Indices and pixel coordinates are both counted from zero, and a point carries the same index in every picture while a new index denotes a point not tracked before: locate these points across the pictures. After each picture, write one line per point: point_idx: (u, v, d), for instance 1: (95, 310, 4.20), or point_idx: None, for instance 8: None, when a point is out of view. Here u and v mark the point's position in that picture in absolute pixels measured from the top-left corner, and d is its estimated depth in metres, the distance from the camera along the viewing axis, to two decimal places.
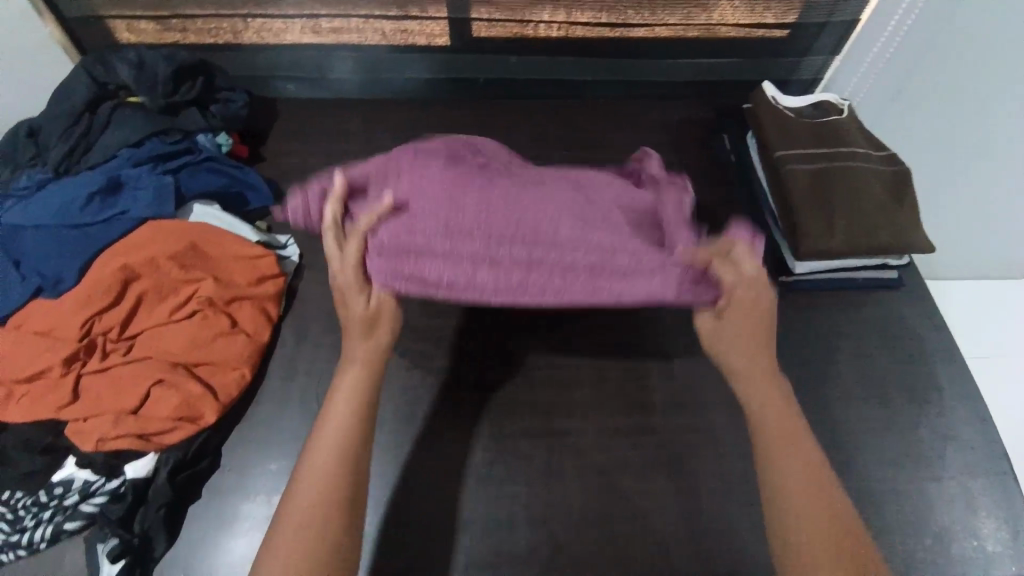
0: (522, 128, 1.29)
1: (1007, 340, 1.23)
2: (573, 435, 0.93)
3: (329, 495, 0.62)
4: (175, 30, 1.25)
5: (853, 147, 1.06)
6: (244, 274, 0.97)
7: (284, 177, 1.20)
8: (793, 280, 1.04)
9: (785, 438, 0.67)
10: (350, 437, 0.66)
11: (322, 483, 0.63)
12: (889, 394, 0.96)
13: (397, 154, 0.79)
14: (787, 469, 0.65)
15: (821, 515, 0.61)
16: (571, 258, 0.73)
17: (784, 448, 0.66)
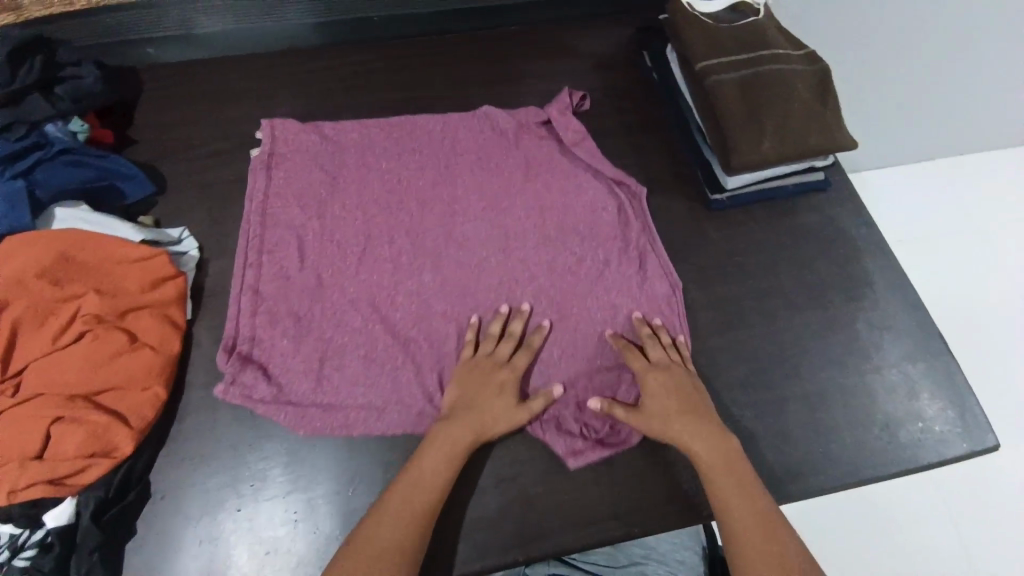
0: (434, 69, 1.16)
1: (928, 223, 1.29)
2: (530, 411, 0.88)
3: (394, 557, 0.69)
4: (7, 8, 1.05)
5: (774, 49, 1.01)
6: (135, 279, 0.84)
7: (163, 156, 1.03)
8: (728, 197, 1.02)
9: (727, 478, 0.76)
10: (427, 512, 0.73)
11: (390, 544, 0.70)
12: (830, 297, 0.98)
13: (297, 269, 0.91)
14: (730, 507, 0.74)
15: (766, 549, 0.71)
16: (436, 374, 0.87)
17: (727, 487, 0.76)
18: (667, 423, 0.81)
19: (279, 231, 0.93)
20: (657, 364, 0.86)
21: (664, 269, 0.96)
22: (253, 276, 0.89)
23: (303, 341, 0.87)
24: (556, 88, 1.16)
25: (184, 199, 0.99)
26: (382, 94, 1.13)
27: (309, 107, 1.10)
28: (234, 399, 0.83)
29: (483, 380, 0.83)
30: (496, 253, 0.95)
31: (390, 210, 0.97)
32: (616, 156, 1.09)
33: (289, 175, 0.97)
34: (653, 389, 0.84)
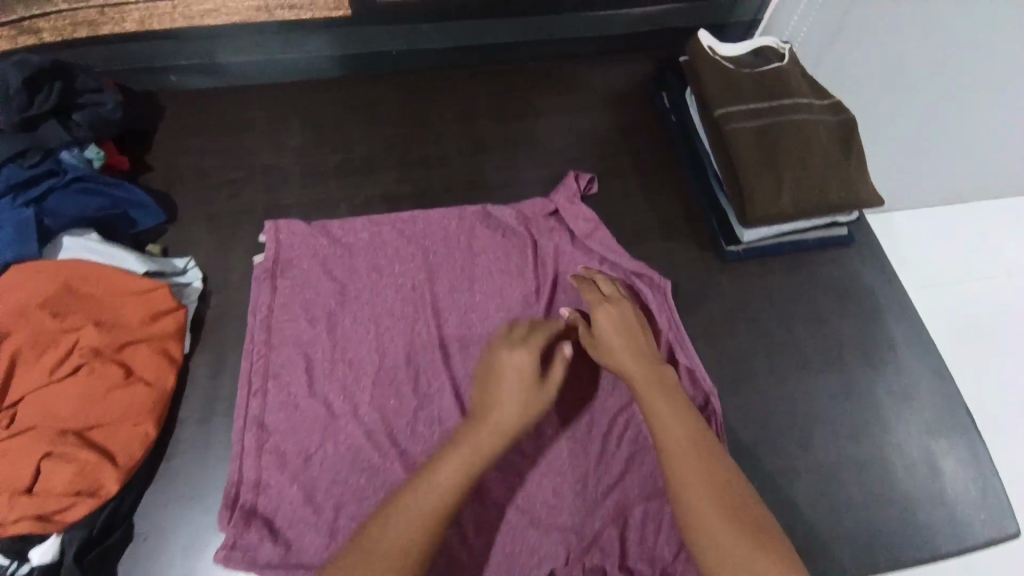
0: (448, 103, 1.15)
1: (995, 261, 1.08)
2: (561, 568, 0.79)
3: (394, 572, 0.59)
4: (32, 32, 1.09)
5: (796, 97, 0.98)
6: (136, 313, 0.84)
7: (175, 183, 1.04)
8: (743, 249, 0.99)
9: (666, 397, 0.75)
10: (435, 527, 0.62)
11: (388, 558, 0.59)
12: (848, 361, 0.93)
13: (302, 394, 0.85)
14: (665, 422, 0.73)
15: (697, 456, 0.68)
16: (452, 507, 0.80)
17: (665, 405, 0.74)
18: (611, 350, 0.82)
19: (285, 352, 0.88)
20: (616, 312, 0.85)
21: (699, 378, 0.87)
22: (257, 407, 0.84)
23: (312, 494, 0.80)
24: (571, 125, 1.14)
25: (193, 229, 1.00)
26: (395, 126, 1.12)
27: (321, 137, 1.10)
28: (237, 568, 0.75)
29: (508, 368, 0.75)
30: (492, 310, 0.94)
31: (389, 269, 0.96)
32: (627, 199, 1.06)
33: (296, 285, 0.93)
34: (600, 320, 0.85)
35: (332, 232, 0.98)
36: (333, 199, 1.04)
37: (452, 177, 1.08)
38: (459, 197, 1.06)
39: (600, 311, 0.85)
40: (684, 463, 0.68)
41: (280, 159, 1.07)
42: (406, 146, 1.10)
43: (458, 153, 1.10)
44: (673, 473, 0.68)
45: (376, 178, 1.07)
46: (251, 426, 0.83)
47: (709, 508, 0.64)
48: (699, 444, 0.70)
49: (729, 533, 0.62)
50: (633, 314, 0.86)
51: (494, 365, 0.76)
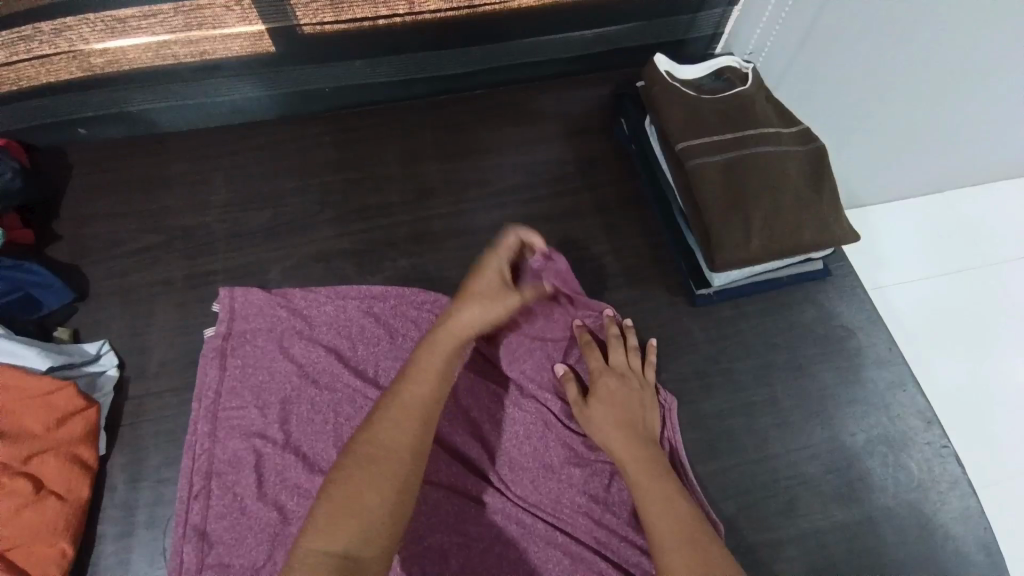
0: (390, 146, 1.06)
1: (969, 251, 1.07)
2: None
3: (383, 479, 0.55)
4: None
5: (762, 127, 0.91)
6: (39, 418, 0.75)
7: (87, 257, 0.94)
8: (714, 292, 0.91)
9: (659, 480, 0.69)
10: (419, 421, 0.60)
11: (379, 457, 0.56)
12: (831, 413, 0.87)
13: (254, 499, 0.77)
14: (659, 498, 0.67)
15: (688, 534, 0.62)
16: None
17: (657, 490, 0.68)
18: (602, 429, 0.76)
19: (231, 447, 0.79)
20: (614, 388, 0.79)
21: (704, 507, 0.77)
22: (198, 513, 0.76)
23: None
24: (524, 162, 1.05)
25: (106, 308, 0.90)
26: (332, 175, 1.03)
27: (250, 191, 1.01)
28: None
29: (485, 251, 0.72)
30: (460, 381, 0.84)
31: (352, 339, 0.87)
32: (587, 242, 0.98)
33: (247, 365, 0.84)
34: (601, 394, 0.79)
35: (289, 302, 0.89)
36: (265, 263, 0.96)
37: (397, 229, 0.99)
38: (405, 252, 0.98)
39: (599, 387, 0.80)
40: (674, 539, 0.62)
41: (202, 221, 0.98)
42: (346, 197, 1.01)
43: (401, 201, 1.01)
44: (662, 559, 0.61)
45: (313, 236, 0.98)
46: (192, 536, 0.75)
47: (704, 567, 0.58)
48: (690, 524, 0.64)
49: None
50: (631, 381, 0.81)
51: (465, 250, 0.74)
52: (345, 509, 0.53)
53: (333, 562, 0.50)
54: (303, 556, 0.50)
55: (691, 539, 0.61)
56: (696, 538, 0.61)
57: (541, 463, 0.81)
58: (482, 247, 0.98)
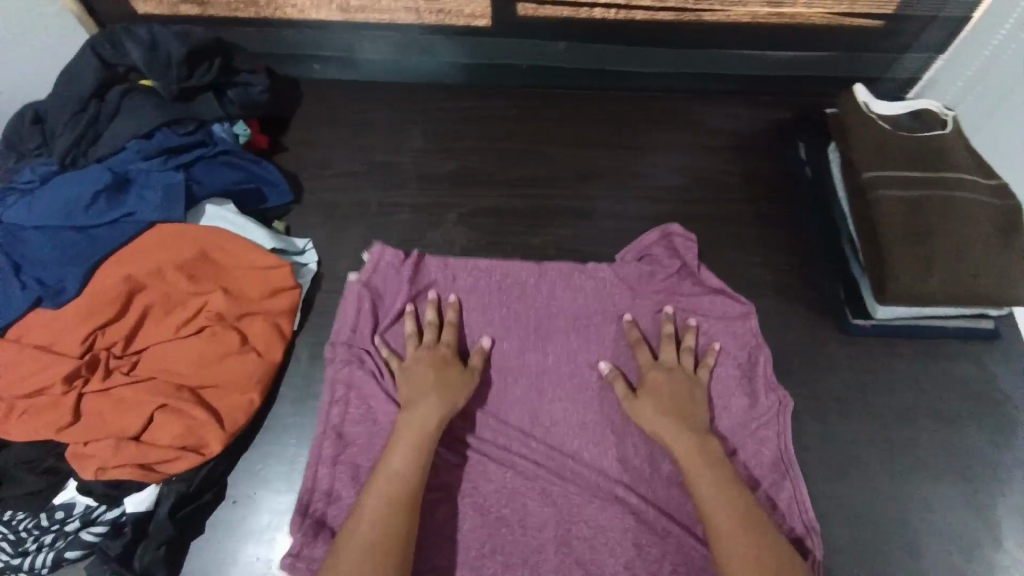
0: (570, 128, 1.14)
1: None
2: None
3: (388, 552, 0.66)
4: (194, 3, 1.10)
5: (959, 172, 0.90)
6: (257, 286, 0.89)
7: (304, 170, 1.09)
8: (873, 325, 0.92)
9: (710, 477, 0.75)
10: (408, 490, 0.72)
11: (376, 537, 0.67)
12: (971, 469, 0.86)
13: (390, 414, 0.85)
14: (715, 499, 0.73)
15: (747, 533, 0.69)
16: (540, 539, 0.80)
17: (711, 486, 0.74)
18: (651, 418, 0.81)
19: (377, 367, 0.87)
20: (669, 383, 0.84)
21: (803, 510, 0.80)
22: (337, 417, 0.85)
23: None
24: (694, 165, 1.09)
25: (313, 215, 1.05)
26: (514, 142, 1.12)
27: (442, 143, 1.12)
28: (298, 574, 0.76)
29: (437, 357, 0.85)
30: (548, 358, 0.91)
31: (472, 288, 0.95)
32: (742, 253, 1.01)
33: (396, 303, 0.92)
34: (652, 385, 0.84)
35: (416, 264, 0.95)
36: (444, 205, 1.06)
37: (563, 203, 1.07)
38: (569, 225, 1.05)
39: (652, 382, 0.84)
40: (735, 540, 0.69)
41: (400, 159, 1.10)
42: (523, 164, 1.10)
43: (571, 177, 1.09)
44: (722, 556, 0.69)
45: (488, 193, 1.07)
46: (334, 434, 0.84)
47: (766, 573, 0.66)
48: (747, 520, 0.71)
49: None
50: (683, 375, 0.86)
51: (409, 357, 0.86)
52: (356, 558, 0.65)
53: None
54: None
55: (751, 542, 0.68)
56: (756, 540, 0.69)
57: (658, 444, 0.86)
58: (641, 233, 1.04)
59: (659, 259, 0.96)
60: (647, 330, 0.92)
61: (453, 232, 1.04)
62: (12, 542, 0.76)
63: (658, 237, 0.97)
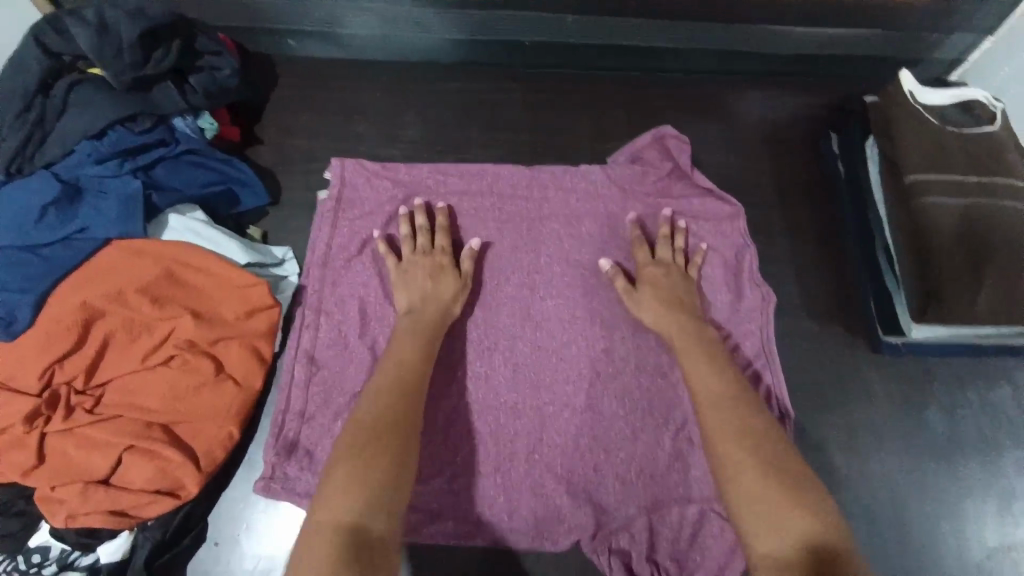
0: (579, 115, 1.03)
1: None
2: None
3: (382, 442, 0.62)
4: None
5: (1014, 178, 0.80)
6: (232, 307, 0.80)
7: (284, 167, 0.99)
8: (904, 344, 0.83)
9: (703, 362, 0.80)
10: (411, 385, 0.70)
11: (377, 424, 0.64)
12: (1001, 500, 0.81)
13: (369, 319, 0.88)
14: (708, 381, 0.77)
15: (736, 408, 0.73)
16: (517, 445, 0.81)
17: (701, 369, 0.79)
18: (646, 309, 0.86)
19: (353, 293, 0.89)
20: (665, 282, 0.88)
21: (778, 393, 0.83)
22: (309, 340, 0.85)
23: None
24: (717, 158, 0.99)
25: (296, 219, 0.96)
26: (517, 133, 1.02)
27: (438, 135, 1.01)
28: (275, 496, 0.77)
29: (430, 260, 0.85)
30: (540, 258, 0.93)
31: (465, 193, 0.97)
32: (767, 261, 0.92)
33: (371, 221, 0.94)
34: (649, 280, 0.89)
35: (392, 181, 0.97)
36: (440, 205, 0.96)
37: (573, 201, 0.97)
38: (578, 229, 0.95)
39: (650, 279, 0.89)
40: (722, 413, 0.72)
41: (390, 154, 1.00)
42: (527, 158, 1.00)
43: (581, 171, 0.98)
44: (712, 429, 0.72)
45: (489, 191, 0.97)
46: (304, 357, 0.84)
47: (753, 440, 0.69)
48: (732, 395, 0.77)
49: (766, 483, 0.64)
50: (678, 275, 0.89)
51: (402, 259, 0.86)
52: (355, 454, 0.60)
53: (344, 519, 0.55)
54: (315, 522, 0.55)
55: (739, 418, 0.71)
56: (743, 415, 0.72)
57: (658, 459, 0.81)
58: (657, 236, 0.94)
59: (650, 162, 0.97)
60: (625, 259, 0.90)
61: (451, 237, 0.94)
62: None
63: (651, 140, 0.98)
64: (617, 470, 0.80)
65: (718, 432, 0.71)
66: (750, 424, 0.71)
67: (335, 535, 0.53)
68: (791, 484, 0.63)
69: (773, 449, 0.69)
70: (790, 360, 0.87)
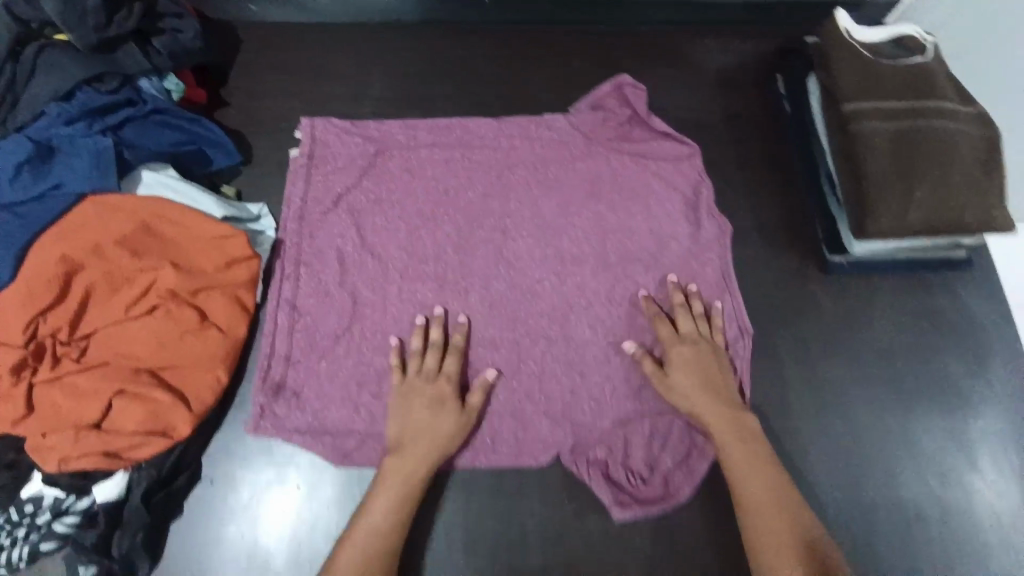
0: (540, 69, 1.07)
1: None
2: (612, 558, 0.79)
3: (364, 573, 0.68)
4: None
5: (941, 100, 0.86)
6: (210, 258, 0.82)
7: (253, 128, 1.00)
8: (849, 262, 0.91)
9: (742, 455, 0.76)
10: (400, 525, 0.73)
11: (367, 549, 0.70)
12: (941, 399, 0.89)
13: (348, 268, 0.91)
14: (742, 470, 0.75)
15: (774, 505, 0.71)
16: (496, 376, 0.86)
17: (743, 467, 0.75)
18: (679, 392, 0.81)
19: (327, 245, 0.92)
20: (695, 359, 0.83)
21: (738, 316, 0.89)
22: (289, 290, 0.88)
23: (339, 371, 0.84)
24: (672, 104, 1.04)
25: (268, 177, 0.97)
26: (481, 88, 1.05)
27: (404, 92, 1.04)
28: (265, 434, 0.80)
29: (423, 370, 0.82)
30: (511, 206, 0.97)
31: (434, 144, 1.00)
32: (723, 196, 0.98)
33: (344, 175, 0.97)
34: (678, 362, 0.83)
35: (362, 137, 0.99)
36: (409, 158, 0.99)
37: (540, 150, 1.00)
38: (543, 174, 0.99)
39: (678, 352, 0.83)
40: (762, 514, 0.71)
41: (358, 112, 1.02)
42: (492, 111, 1.04)
43: (544, 121, 1.02)
44: (752, 522, 0.71)
45: (456, 144, 1.00)
46: (286, 305, 0.87)
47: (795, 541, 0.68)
48: (774, 489, 0.73)
49: None
50: (709, 349, 0.84)
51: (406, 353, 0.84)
52: (391, 494, 0.74)
53: None
54: None
55: (778, 514, 0.70)
56: (783, 509, 0.71)
57: (629, 379, 0.86)
58: (620, 177, 0.98)
59: (610, 110, 1.01)
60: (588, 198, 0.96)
61: (422, 187, 0.97)
62: None
63: (611, 89, 1.02)
64: (592, 393, 0.86)
65: (757, 528, 0.70)
66: (788, 518, 0.70)
67: (374, 566, 0.69)
68: (795, 506, 0.72)
69: (821, 547, 0.68)
70: (749, 285, 0.93)
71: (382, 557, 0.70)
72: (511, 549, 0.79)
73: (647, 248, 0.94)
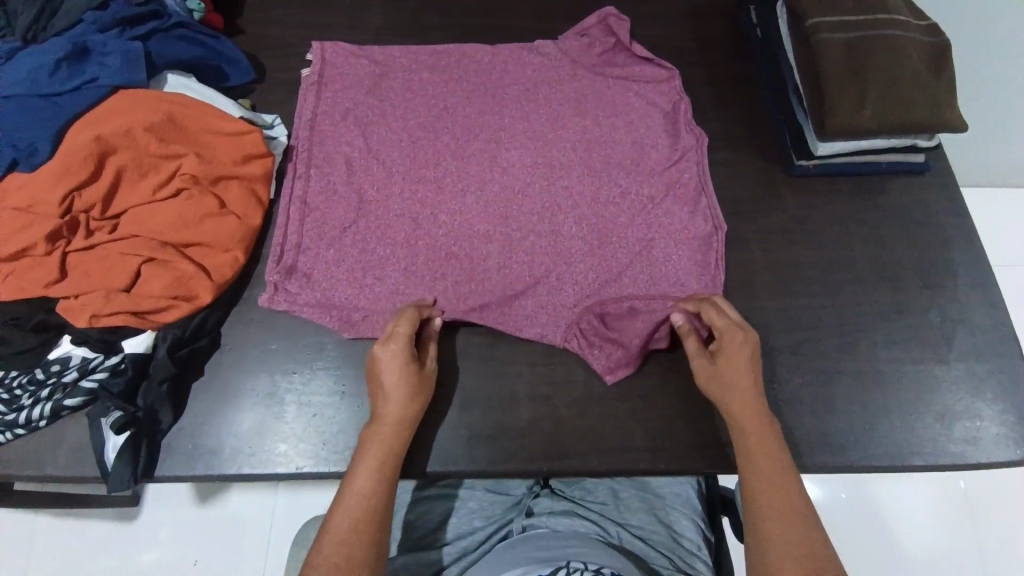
0: (528, 4, 1.16)
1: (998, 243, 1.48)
2: (596, 419, 0.86)
3: (362, 530, 0.67)
4: None
5: (893, 14, 0.95)
6: (229, 152, 0.89)
7: (265, 51, 1.08)
8: (814, 164, 0.99)
9: (767, 461, 0.73)
10: (387, 483, 0.72)
11: (362, 506, 0.69)
12: (903, 282, 0.94)
13: (354, 170, 0.98)
14: (760, 477, 0.72)
15: (793, 514, 0.68)
16: (488, 263, 0.93)
17: (762, 471, 0.72)
18: (724, 390, 0.78)
19: (331, 150, 0.99)
20: (736, 364, 0.78)
21: (711, 210, 0.97)
22: (301, 187, 0.96)
23: (346, 257, 0.92)
24: (651, 32, 1.12)
25: (278, 93, 1.05)
26: (475, 19, 1.14)
27: (403, 20, 1.13)
28: (280, 307, 0.88)
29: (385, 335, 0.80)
30: (504, 119, 1.03)
31: (433, 65, 1.07)
32: (698, 111, 1.06)
33: (344, 92, 1.04)
34: (727, 366, 0.79)
35: (364, 58, 1.07)
36: (407, 74, 1.06)
37: (530, 71, 1.07)
38: (532, 89, 1.06)
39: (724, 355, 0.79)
40: (774, 521, 0.68)
41: (360, 37, 1.11)
42: (483, 39, 1.13)
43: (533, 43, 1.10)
44: (762, 525, 0.68)
45: (450, 62, 1.08)
46: (296, 201, 0.95)
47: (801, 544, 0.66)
48: (791, 498, 0.69)
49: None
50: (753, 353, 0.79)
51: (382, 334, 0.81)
52: (382, 457, 0.73)
53: None
54: None
55: (792, 520, 0.68)
56: (798, 518, 0.68)
57: (610, 267, 0.93)
58: (603, 92, 1.06)
59: (596, 37, 1.07)
60: (572, 111, 1.04)
61: (419, 99, 1.04)
62: (7, 400, 0.80)
63: (596, 20, 1.07)
64: (577, 280, 0.93)
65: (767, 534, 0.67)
66: (797, 523, 0.68)
67: (365, 524, 0.68)
68: (802, 516, 0.68)
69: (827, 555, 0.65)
70: (722, 186, 1.00)
71: (373, 518, 0.69)
72: (502, 411, 0.86)
73: (629, 156, 1.01)
